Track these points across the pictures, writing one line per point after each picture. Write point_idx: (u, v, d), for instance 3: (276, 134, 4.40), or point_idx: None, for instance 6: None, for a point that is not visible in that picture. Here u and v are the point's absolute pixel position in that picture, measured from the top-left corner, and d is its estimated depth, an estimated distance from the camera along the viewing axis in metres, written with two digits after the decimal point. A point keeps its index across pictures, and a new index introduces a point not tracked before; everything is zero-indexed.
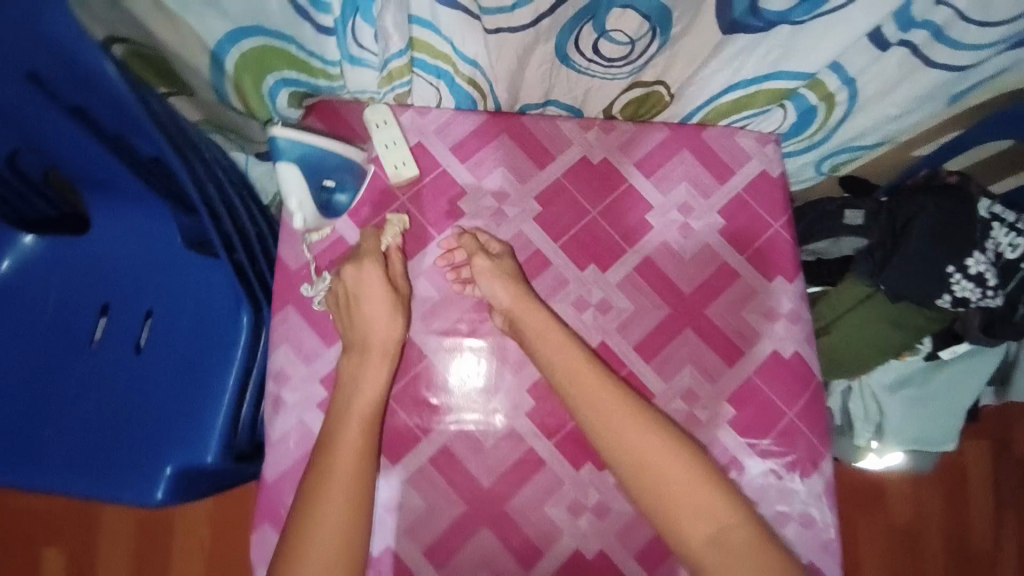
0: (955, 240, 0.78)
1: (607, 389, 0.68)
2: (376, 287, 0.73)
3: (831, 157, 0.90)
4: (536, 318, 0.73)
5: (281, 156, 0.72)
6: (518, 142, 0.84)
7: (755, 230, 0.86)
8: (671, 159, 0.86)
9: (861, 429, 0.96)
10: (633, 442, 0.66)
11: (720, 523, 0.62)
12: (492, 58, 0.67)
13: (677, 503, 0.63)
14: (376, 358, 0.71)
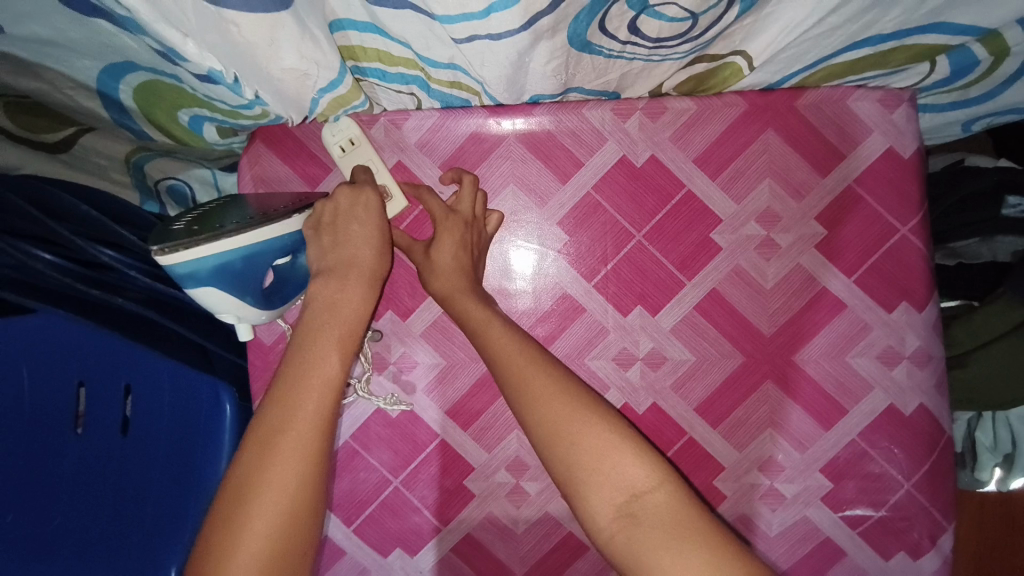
0: None
1: (519, 340, 0.50)
2: (368, 205, 0.51)
3: (992, 117, 0.62)
4: (469, 309, 0.54)
5: (188, 282, 0.46)
6: (533, 150, 0.62)
7: (870, 240, 0.61)
8: (750, 145, 0.61)
9: (987, 462, 0.75)
10: (537, 387, 0.46)
11: (639, 495, 0.42)
12: (475, 64, 0.44)
13: (589, 465, 0.43)
14: (362, 284, 0.48)
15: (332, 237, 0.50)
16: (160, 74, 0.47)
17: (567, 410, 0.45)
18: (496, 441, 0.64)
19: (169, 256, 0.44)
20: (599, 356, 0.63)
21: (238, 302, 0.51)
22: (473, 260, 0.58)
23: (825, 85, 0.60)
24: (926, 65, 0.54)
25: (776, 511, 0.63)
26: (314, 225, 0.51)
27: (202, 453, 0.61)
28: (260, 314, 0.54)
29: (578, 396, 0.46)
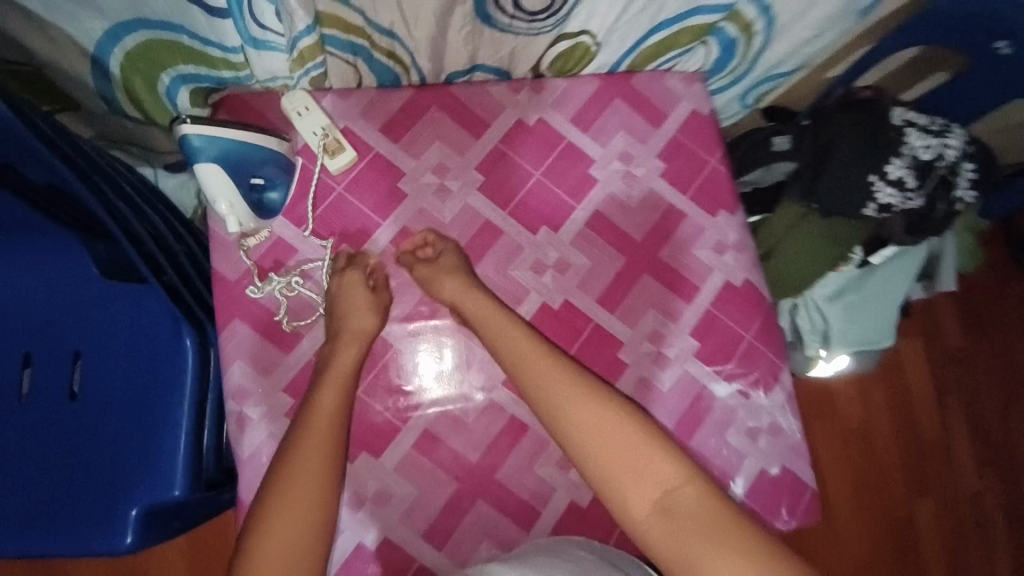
0: (875, 150, 0.84)
1: (572, 379, 0.69)
2: (355, 280, 0.73)
3: (755, 88, 0.94)
4: (479, 306, 0.73)
5: (198, 156, 0.67)
6: (450, 115, 0.81)
7: (695, 169, 0.88)
8: (607, 109, 0.86)
9: (810, 341, 1.00)
10: (591, 421, 0.66)
11: (671, 490, 0.62)
12: (410, 23, 0.66)
13: (627, 469, 0.63)
14: (352, 345, 0.70)
15: (336, 313, 0.72)
16: (166, 27, 0.63)
17: (612, 435, 0.65)
18: (443, 345, 0.77)
19: (193, 124, 0.66)
20: (519, 267, 0.81)
21: (231, 189, 0.70)
22: (468, 265, 0.77)
23: (647, 69, 0.88)
24: (704, 47, 0.84)
25: (664, 370, 0.81)
26: (328, 304, 0.73)
27: (158, 393, 0.74)
28: (247, 214, 0.72)
29: (618, 417, 0.66)
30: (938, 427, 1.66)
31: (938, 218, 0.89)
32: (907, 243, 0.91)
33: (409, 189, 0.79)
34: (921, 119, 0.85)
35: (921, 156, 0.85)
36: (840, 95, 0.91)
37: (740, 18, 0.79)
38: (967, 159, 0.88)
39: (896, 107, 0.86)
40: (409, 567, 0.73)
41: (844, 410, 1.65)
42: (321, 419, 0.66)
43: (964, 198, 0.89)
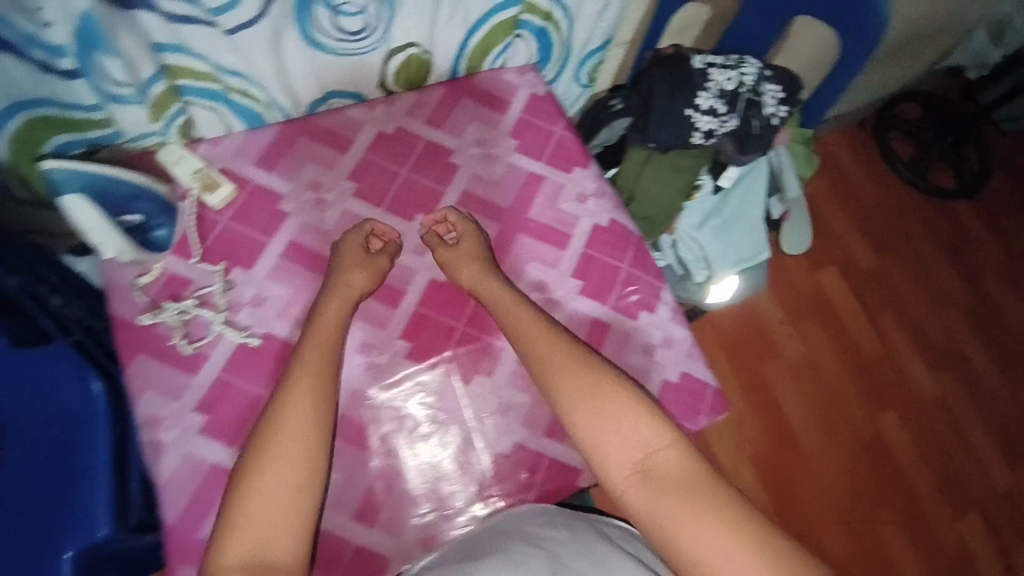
0: (683, 89, 0.99)
1: (565, 352, 0.76)
2: (357, 251, 0.83)
3: (584, 68, 1.10)
4: (491, 289, 0.82)
5: (65, 190, 0.74)
6: (315, 139, 0.92)
7: (543, 140, 1.00)
8: (456, 107, 0.99)
9: (696, 269, 1.11)
10: (580, 392, 0.72)
11: (652, 452, 0.69)
12: (253, 60, 0.79)
13: (615, 433, 0.70)
14: (343, 302, 0.78)
15: (337, 266, 0.81)
16: (35, 103, 0.71)
17: (610, 400, 0.71)
18: (345, 334, 0.83)
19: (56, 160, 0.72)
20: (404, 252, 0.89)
21: (101, 221, 0.77)
22: (487, 254, 0.86)
23: (484, 69, 1.02)
24: (519, 39, 0.98)
25: (556, 313, 0.89)
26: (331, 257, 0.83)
27: (78, 446, 0.83)
28: (126, 244, 0.79)
29: (611, 385, 0.72)
30: (877, 344, 1.87)
31: (758, 134, 1.02)
32: (740, 161, 1.04)
33: (290, 207, 0.88)
34: (719, 58, 1.01)
35: (727, 87, 1.00)
36: (651, 55, 1.06)
37: (539, 10, 0.93)
38: (769, 81, 1.02)
39: (696, 55, 1.02)
40: (346, 554, 0.76)
41: (790, 345, 1.82)
42: (297, 407, 0.68)
43: (777, 115, 1.03)
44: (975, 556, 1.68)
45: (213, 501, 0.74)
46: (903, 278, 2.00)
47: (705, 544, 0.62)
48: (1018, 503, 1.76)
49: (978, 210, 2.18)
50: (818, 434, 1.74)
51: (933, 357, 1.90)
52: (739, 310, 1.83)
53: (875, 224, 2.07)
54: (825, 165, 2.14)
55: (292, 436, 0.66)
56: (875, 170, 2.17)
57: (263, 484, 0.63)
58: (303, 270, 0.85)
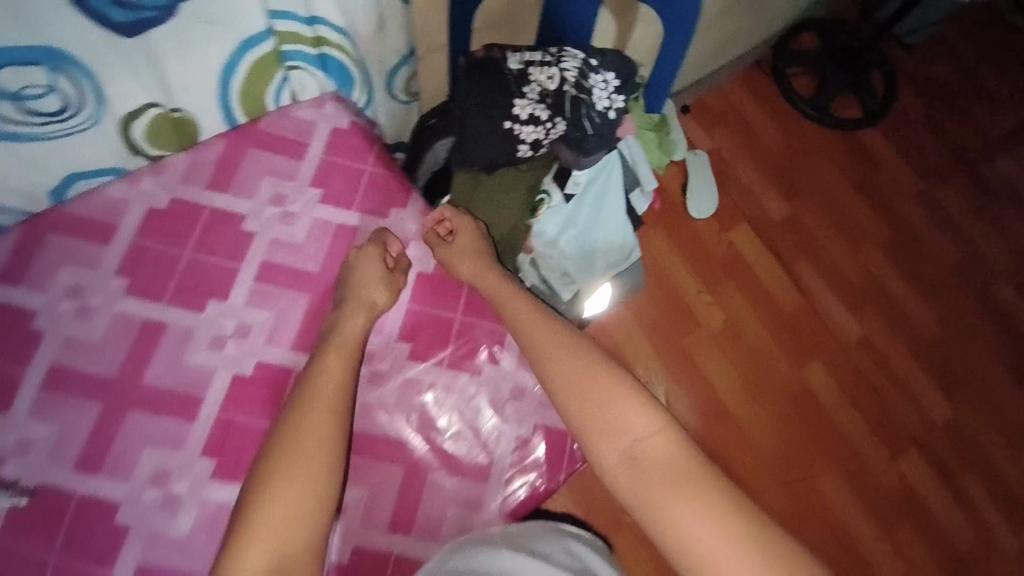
0: (497, 99, 0.86)
1: (558, 336, 0.75)
2: (372, 268, 0.80)
3: (395, 83, 0.97)
4: (491, 283, 0.82)
5: None
6: (68, 233, 0.78)
7: (352, 183, 0.88)
8: (242, 160, 0.85)
9: (561, 287, 1.01)
10: (570, 375, 0.72)
11: (640, 439, 0.67)
12: None
13: (604, 418, 0.69)
14: (363, 313, 0.77)
15: (349, 277, 0.79)
16: None
17: (596, 383, 0.70)
18: (132, 466, 0.74)
19: None
20: (198, 351, 0.77)
21: None
22: (487, 250, 0.86)
23: (270, 111, 0.88)
24: (294, 70, 0.84)
25: (383, 386, 0.81)
26: (346, 268, 0.81)
27: None
28: None
29: (601, 369, 0.72)
30: (795, 297, 1.84)
31: (593, 134, 0.91)
32: (581, 164, 0.94)
33: (47, 325, 0.76)
34: (536, 54, 0.88)
35: (549, 87, 0.88)
36: (463, 56, 0.89)
37: (303, 38, 0.78)
38: (594, 73, 0.90)
39: (511, 51, 0.88)
40: None
41: (710, 315, 1.77)
42: (320, 390, 0.68)
43: (612, 107, 0.91)
44: (916, 493, 1.71)
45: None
46: (817, 221, 1.95)
47: (694, 534, 0.61)
48: (952, 433, 1.79)
49: (887, 134, 2.11)
50: (749, 399, 1.71)
51: (853, 298, 1.88)
52: (651, 287, 1.77)
53: (782, 170, 2.00)
54: (726, 116, 2.04)
55: (308, 449, 0.63)
56: (778, 111, 2.08)
57: (291, 463, 0.62)
58: (71, 399, 0.74)
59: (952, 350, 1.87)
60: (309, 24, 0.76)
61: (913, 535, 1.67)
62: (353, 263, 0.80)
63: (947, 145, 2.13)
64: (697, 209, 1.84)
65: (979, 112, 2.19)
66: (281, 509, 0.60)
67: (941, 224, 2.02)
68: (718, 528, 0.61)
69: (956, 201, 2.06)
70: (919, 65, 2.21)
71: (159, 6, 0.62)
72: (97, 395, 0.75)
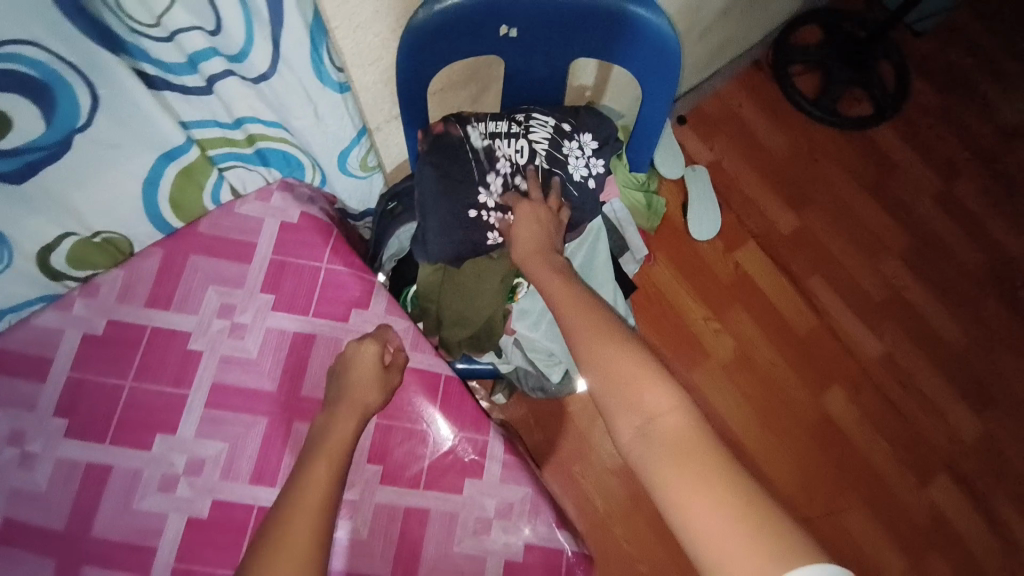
0: (460, 184, 0.78)
1: (580, 302, 0.69)
2: (368, 375, 0.70)
3: (354, 163, 0.87)
4: (546, 276, 0.73)
5: None
6: (3, 371, 0.72)
7: (308, 283, 0.80)
8: (183, 271, 0.77)
9: (551, 369, 0.93)
10: (589, 342, 0.64)
11: (655, 418, 0.58)
12: None
13: (619, 389, 0.61)
14: (352, 417, 0.65)
15: (341, 369, 0.71)
16: None
17: (611, 354, 0.63)
18: None
19: None
20: (148, 495, 0.70)
21: None
22: (551, 240, 0.77)
23: (211, 210, 0.81)
24: (230, 167, 0.79)
25: (354, 516, 0.74)
26: (335, 367, 0.72)
27: None
28: None
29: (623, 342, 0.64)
30: (809, 316, 1.73)
31: (572, 208, 0.82)
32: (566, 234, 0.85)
33: None
34: (502, 123, 0.79)
35: (519, 162, 0.79)
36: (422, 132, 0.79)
37: (234, 141, 0.74)
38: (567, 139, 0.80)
39: (475, 123, 0.79)
40: None
41: (720, 345, 1.67)
42: (329, 451, 0.60)
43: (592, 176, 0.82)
44: (948, 522, 1.61)
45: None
46: (828, 231, 1.83)
47: (703, 526, 0.52)
48: (984, 450, 1.68)
49: (900, 131, 1.97)
50: (764, 432, 1.62)
51: (872, 314, 1.76)
52: (653, 319, 1.67)
53: (789, 180, 1.87)
54: (725, 123, 1.91)
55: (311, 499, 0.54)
56: (781, 114, 1.95)
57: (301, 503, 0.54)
58: (13, 560, 0.67)
59: (980, 363, 1.76)
60: (233, 127, 0.71)
61: (949, 569, 1.57)
62: (343, 371, 0.70)
63: (966, 137, 1.98)
64: (699, 229, 1.73)
65: (999, 99, 2.03)
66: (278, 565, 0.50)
67: (963, 225, 1.88)
68: (733, 525, 0.51)
69: (976, 196, 1.92)
70: (931, 52, 2.06)
71: (51, 143, 0.58)
72: (41, 553, 0.67)
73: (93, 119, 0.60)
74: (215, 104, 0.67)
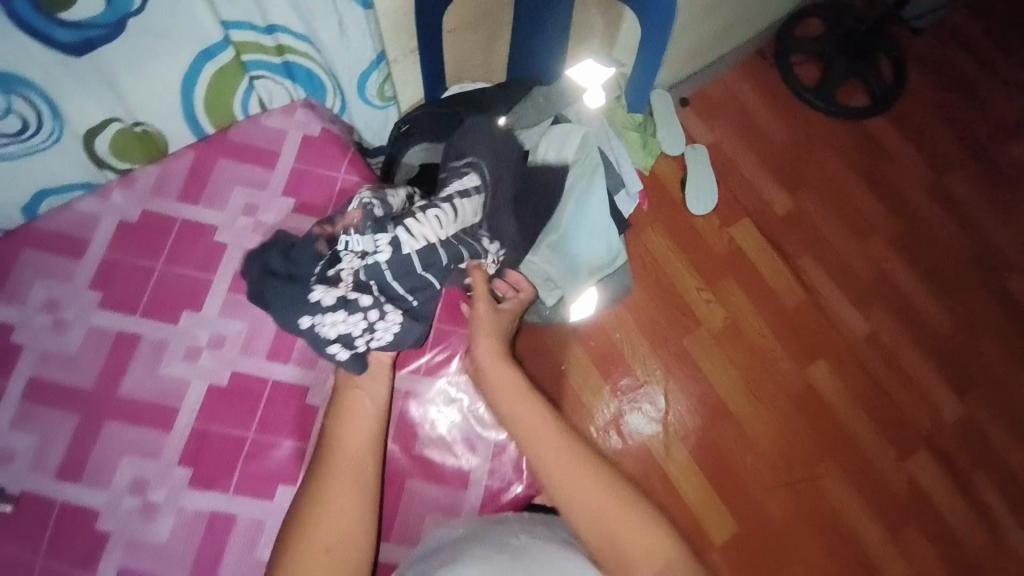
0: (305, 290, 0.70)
1: (535, 411, 0.80)
2: (364, 404, 0.76)
3: (370, 91, 0.95)
4: (500, 372, 0.82)
5: None
6: (43, 247, 0.79)
7: (325, 191, 0.87)
8: (214, 170, 0.85)
9: (545, 293, 0.99)
10: (543, 440, 0.78)
11: (603, 512, 0.73)
12: None
13: (575, 488, 0.75)
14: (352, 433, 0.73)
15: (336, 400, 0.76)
16: None
17: (564, 456, 0.77)
18: (111, 475, 0.74)
19: None
20: (172, 362, 0.77)
21: None
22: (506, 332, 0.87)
23: (240, 120, 0.89)
24: (259, 77, 0.86)
25: None
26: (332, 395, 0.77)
27: None
28: None
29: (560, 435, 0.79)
30: (800, 293, 1.79)
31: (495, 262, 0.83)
32: (360, 360, 0.75)
33: (24, 337, 0.76)
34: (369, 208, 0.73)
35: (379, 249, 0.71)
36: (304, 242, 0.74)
37: (265, 48, 0.81)
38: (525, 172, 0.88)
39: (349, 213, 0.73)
40: None
41: (714, 314, 1.73)
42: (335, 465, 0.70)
43: (522, 223, 0.85)
44: (926, 494, 1.66)
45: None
46: (822, 214, 1.90)
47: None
48: (964, 432, 1.73)
49: (894, 124, 2.04)
50: (749, 398, 1.68)
51: (860, 294, 1.82)
52: (649, 286, 1.73)
53: (786, 163, 1.94)
54: (727, 107, 1.98)
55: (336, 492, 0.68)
56: (781, 101, 2.02)
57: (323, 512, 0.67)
58: (48, 410, 0.75)
59: (963, 348, 1.81)
60: (267, 32, 0.78)
61: (923, 538, 1.62)
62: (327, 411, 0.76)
63: (959, 133, 2.05)
64: (695, 203, 1.80)
65: (994, 101, 2.10)
66: (323, 532, 0.66)
67: (954, 217, 1.94)
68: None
69: (969, 190, 1.98)
70: (928, 51, 2.13)
71: (108, 23, 0.64)
72: (73, 407, 0.75)
73: (146, 4, 0.66)
74: (252, 5, 0.73)
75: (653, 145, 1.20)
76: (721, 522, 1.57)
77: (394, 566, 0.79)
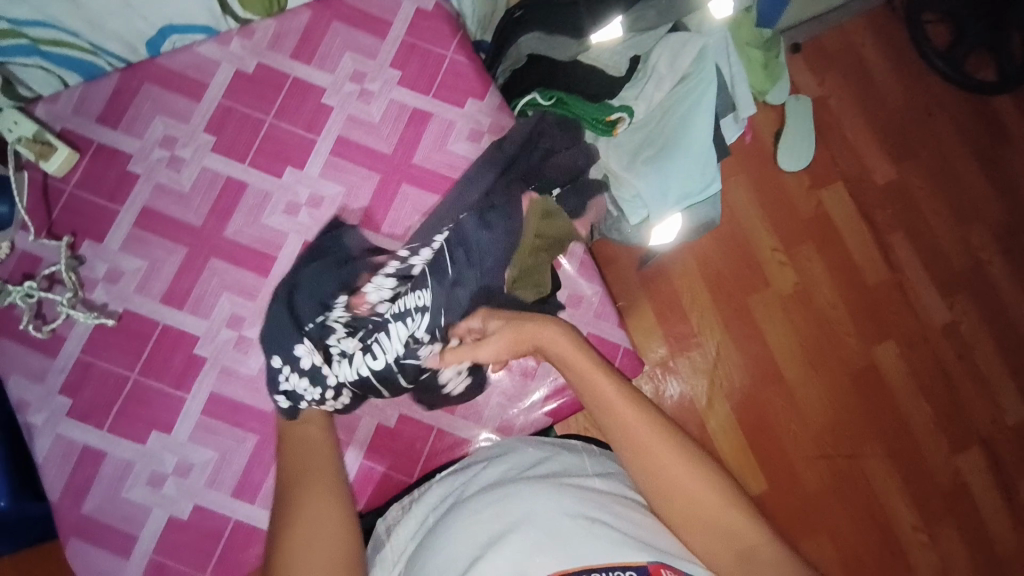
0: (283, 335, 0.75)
1: (627, 395, 0.71)
2: (313, 432, 0.76)
3: None
4: (565, 352, 0.72)
5: None
6: (164, 85, 0.83)
7: (431, 68, 0.87)
8: (326, 33, 0.85)
9: (630, 209, 0.95)
10: (633, 428, 0.69)
11: (708, 509, 0.66)
12: (49, 6, 0.72)
13: (672, 479, 0.67)
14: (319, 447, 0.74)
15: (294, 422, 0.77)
16: None
17: (657, 446, 0.68)
18: (210, 308, 0.81)
19: None
20: (273, 214, 0.83)
21: None
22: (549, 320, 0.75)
23: None
24: None
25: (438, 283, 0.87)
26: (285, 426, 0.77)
27: None
28: None
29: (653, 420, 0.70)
30: (881, 270, 1.69)
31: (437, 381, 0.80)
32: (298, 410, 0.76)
33: (138, 169, 0.82)
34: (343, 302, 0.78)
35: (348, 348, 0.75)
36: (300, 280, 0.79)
37: None
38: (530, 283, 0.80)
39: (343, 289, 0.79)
40: (223, 530, 0.79)
41: (786, 280, 1.66)
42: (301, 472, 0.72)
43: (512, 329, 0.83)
44: (973, 493, 1.60)
45: (89, 481, 0.79)
46: (921, 188, 1.75)
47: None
48: None
49: None
50: (806, 367, 1.63)
51: (947, 281, 1.70)
52: (718, 238, 1.67)
53: (894, 130, 1.78)
54: (842, 59, 1.81)
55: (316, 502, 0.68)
56: (902, 61, 1.82)
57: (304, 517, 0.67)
58: (158, 239, 0.82)
59: None
60: None
61: (958, 535, 1.58)
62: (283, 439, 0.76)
63: None
64: (786, 159, 1.69)
65: None
66: (299, 523, 0.67)
67: None
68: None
69: None
70: None
71: None
72: (183, 240, 0.82)
73: None
74: None
75: (774, 64, 1.12)
76: (754, 480, 1.57)
77: (452, 435, 0.86)
